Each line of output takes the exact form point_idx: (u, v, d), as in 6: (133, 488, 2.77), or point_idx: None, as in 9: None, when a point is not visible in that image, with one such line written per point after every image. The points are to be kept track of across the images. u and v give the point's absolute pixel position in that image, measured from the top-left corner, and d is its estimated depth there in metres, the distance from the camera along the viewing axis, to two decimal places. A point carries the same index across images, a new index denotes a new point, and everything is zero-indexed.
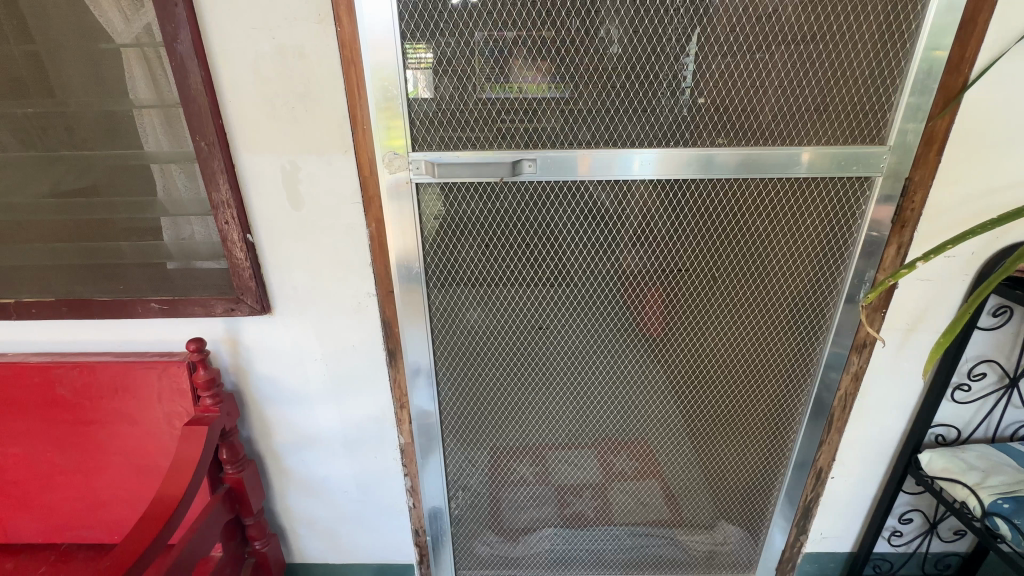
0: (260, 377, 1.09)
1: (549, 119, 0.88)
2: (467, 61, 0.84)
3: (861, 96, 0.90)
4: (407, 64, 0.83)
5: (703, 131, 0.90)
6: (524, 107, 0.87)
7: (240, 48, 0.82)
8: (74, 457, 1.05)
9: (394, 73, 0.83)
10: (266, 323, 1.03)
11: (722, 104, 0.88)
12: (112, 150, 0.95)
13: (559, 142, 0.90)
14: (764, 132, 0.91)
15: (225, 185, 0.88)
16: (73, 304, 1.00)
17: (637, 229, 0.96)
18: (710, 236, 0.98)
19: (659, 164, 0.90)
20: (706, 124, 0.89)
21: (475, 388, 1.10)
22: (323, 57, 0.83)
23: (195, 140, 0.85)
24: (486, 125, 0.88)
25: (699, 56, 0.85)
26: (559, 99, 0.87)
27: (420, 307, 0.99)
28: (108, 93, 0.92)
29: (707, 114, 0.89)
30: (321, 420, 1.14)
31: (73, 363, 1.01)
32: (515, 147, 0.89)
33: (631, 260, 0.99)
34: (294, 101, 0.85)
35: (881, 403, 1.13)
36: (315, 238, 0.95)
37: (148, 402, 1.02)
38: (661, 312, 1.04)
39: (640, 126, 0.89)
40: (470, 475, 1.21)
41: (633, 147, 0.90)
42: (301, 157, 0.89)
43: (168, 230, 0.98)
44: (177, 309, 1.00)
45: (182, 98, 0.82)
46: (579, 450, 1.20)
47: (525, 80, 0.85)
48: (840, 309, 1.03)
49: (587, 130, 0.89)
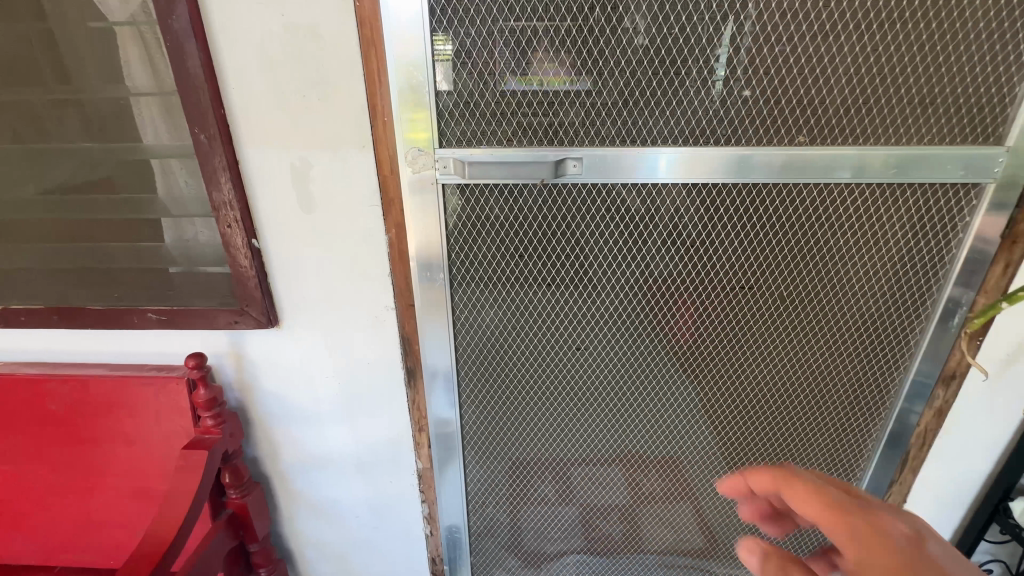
0: (267, 395, 0.99)
1: (601, 112, 0.75)
2: (487, 52, 0.72)
3: (976, 86, 0.75)
4: (434, 54, 0.71)
5: (776, 128, 0.77)
6: (565, 101, 0.75)
7: (245, 26, 0.70)
8: (67, 478, 0.96)
9: (421, 64, 0.71)
10: (274, 338, 0.93)
11: (799, 99, 0.75)
12: (107, 142, 0.86)
13: (607, 139, 0.77)
14: (847, 130, 0.77)
15: (228, 184, 0.78)
16: (65, 313, 0.90)
17: (690, 239, 0.83)
18: (774, 248, 0.84)
19: (722, 164, 0.77)
20: (777, 122, 0.76)
21: (499, 410, 1.00)
22: (339, 37, 0.71)
23: (193, 132, 0.74)
24: (528, 118, 0.76)
25: (768, 43, 0.72)
26: (596, 93, 0.74)
27: (442, 307, 0.87)
28: (103, 79, 0.82)
29: (753, 109, 0.75)
30: (333, 442, 1.04)
31: (65, 377, 0.91)
32: (556, 143, 0.77)
33: (679, 275, 0.86)
34: (305, 88, 0.73)
35: (966, 441, 0.99)
36: (329, 244, 0.84)
37: (147, 420, 0.93)
38: (715, 323, 0.90)
39: (707, 120, 0.76)
40: (491, 493, 1.10)
41: (693, 146, 0.77)
42: (313, 152, 0.78)
43: (170, 231, 0.89)
44: (176, 321, 0.89)
45: (178, 85, 0.71)
46: (612, 473, 1.07)
47: (543, 74, 0.73)
48: (930, 331, 0.89)
49: (638, 127, 0.76)
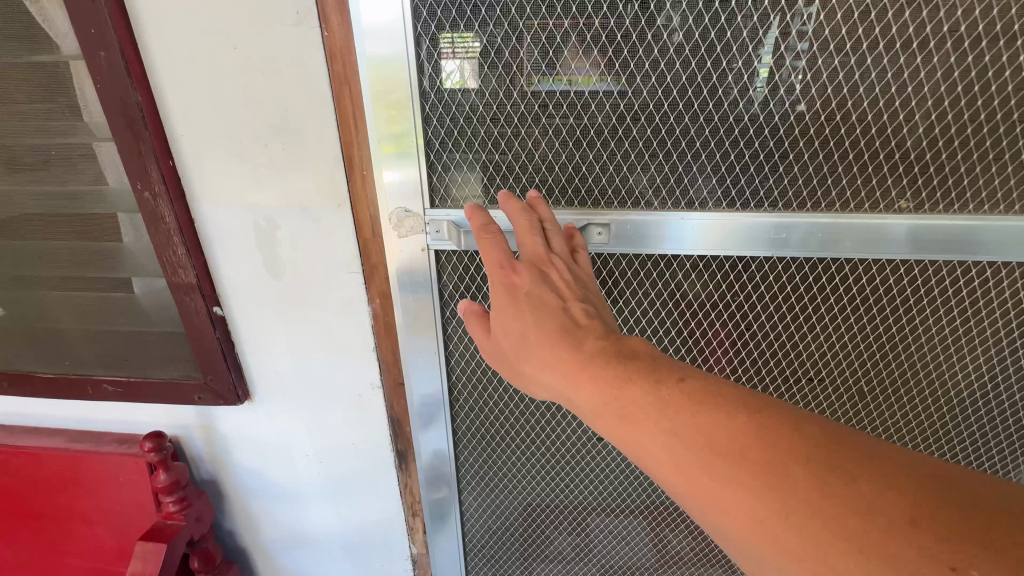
0: (242, 470, 0.87)
1: (638, 161, 0.58)
2: (512, 50, 0.54)
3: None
4: (445, 43, 0.55)
5: (872, 187, 0.56)
6: (606, 132, 0.57)
7: (190, 62, 0.57)
8: (23, 554, 0.86)
9: (405, 103, 0.56)
10: (245, 412, 0.81)
11: (917, 150, 0.54)
12: (51, 191, 0.74)
13: (643, 198, 0.60)
14: (990, 182, 0.55)
15: (181, 248, 0.65)
16: (17, 380, 0.80)
17: (752, 327, 0.65)
18: (866, 344, 0.64)
19: (795, 234, 0.59)
20: (880, 178, 0.56)
21: (502, 457, 0.81)
22: (304, 74, 0.56)
23: (136, 189, 0.62)
24: (542, 171, 0.60)
25: (887, 73, 0.51)
26: (631, 125, 0.56)
27: (429, 325, 0.68)
28: (42, 119, 0.70)
29: (843, 160, 0.55)
30: (316, 520, 0.92)
31: (16, 449, 0.81)
32: (579, 204, 0.61)
33: (738, 347, 0.66)
34: (265, 135, 0.60)
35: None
36: (302, 313, 0.71)
37: (105, 498, 0.82)
38: (792, 370, 0.67)
39: (776, 175, 0.57)
40: (491, 548, 0.91)
41: (759, 210, 0.59)
42: (279, 210, 0.64)
43: (140, 284, 0.75)
44: (136, 393, 0.79)
45: (115, 135, 0.59)
46: (638, 537, 0.88)
47: (573, 71, 0.54)
48: None
49: (679, 175, 0.58)
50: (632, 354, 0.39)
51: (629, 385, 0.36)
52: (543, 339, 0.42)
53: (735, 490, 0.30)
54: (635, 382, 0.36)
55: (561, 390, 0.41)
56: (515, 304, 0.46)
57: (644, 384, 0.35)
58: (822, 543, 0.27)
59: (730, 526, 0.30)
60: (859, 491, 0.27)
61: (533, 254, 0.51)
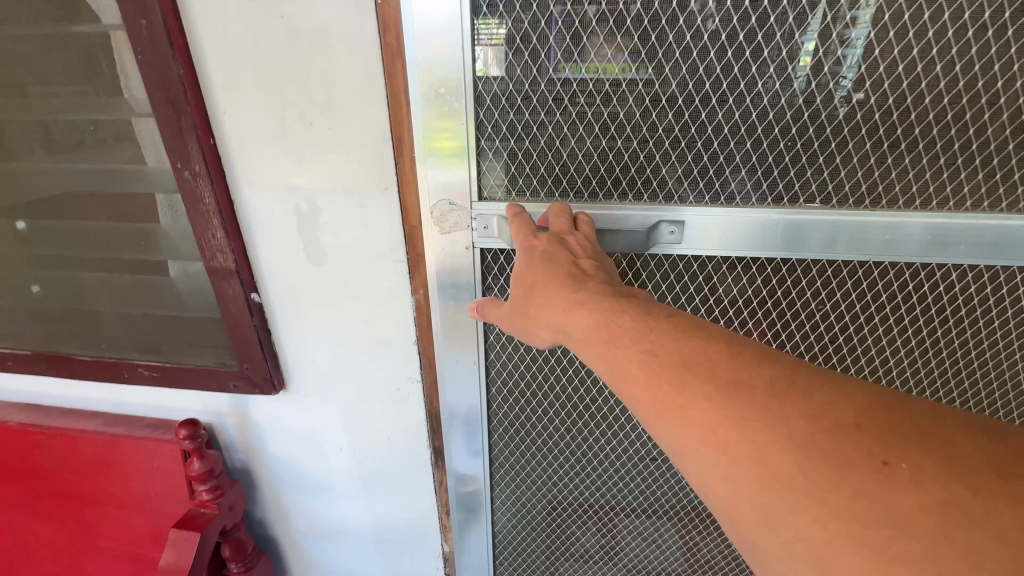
0: (274, 460, 0.85)
1: (711, 154, 0.53)
2: (547, 33, 0.50)
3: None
4: (474, 33, 0.51)
5: (935, 182, 0.51)
6: (666, 121, 0.52)
7: (236, 33, 0.53)
8: (58, 534, 0.86)
9: (457, 84, 0.52)
10: (280, 401, 0.78)
11: (997, 141, 0.49)
12: (89, 170, 0.71)
13: (717, 196, 0.54)
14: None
15: (221, 231, 0.62)
16: (53, 361, 0.79)
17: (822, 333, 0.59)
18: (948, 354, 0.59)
19: (883, 236, 0.53)
20: (970, 175, 0.50)
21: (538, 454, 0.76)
22: (355, 47, 0.52)
23: (176, 168, 0.59)
24: (599, 164, 0.55)
25: (998, 55, 0.45)
26: (691, 107, 0.51)
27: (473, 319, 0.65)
28: (83, 94, 0.67)
29: (944, 154, 0.50)
30: (347, 514, 0.90)
31: (53, 430, 0.80)
32: (648, 197, 0.55)
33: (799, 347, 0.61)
34: (310, 111, 0.56)
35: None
36: (342, 303, 0.67)
37: (139, 483, 0.82)
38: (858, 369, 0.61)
39: (870, 168, 0.51)
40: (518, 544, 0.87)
41: (847, 209, 0.53)
42: (324, 194, 0.60)
43: (175, 268, 0.73)
44: (170, 378, 0.76)
45: (155, 109, 0.56)
46: (671, 540, 0.83)
47: (602, 60, 0.50)
48: None
49: (717, 164, 0.53)
50: (627, 295, 0.42)
51: (619, 319, 0.39)
52: (540, 283, 0.46)
53: (693, 397, 0.33)
54: (626, 315, 0.39)
55: (563, 331, 0.43)
56: (529, 263, 0.48)
57: (634, 314, 0.39)
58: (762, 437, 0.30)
59: (677, 421, 0.33)
60: (790, 395, 0.31)
61: (555, 229, 0.51)
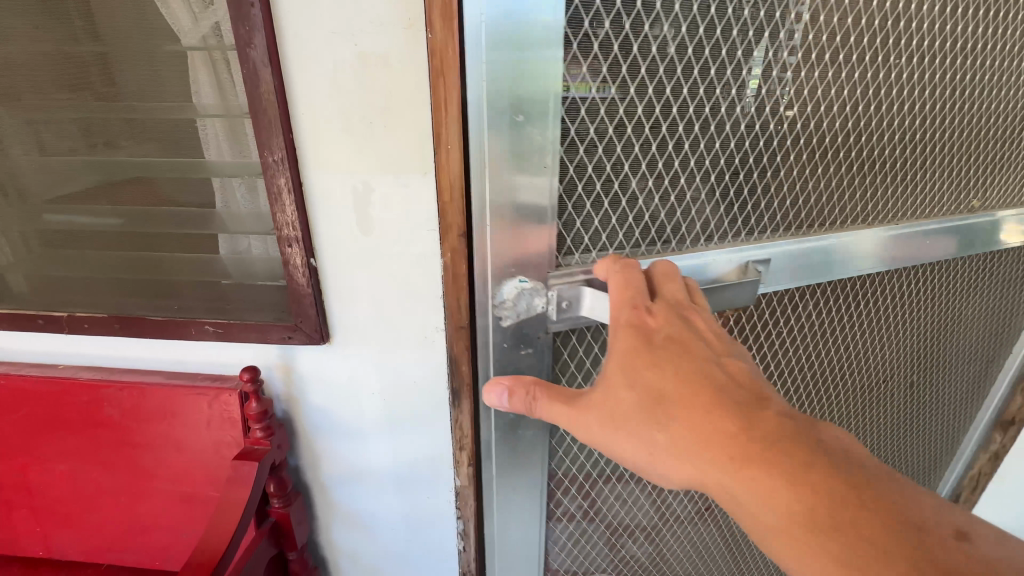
0: (313, 407, 1.01)
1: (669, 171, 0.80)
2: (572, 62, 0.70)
3: (936, 175, 1.01)
4: (565, 81, 0.71)
5: (795, 183, 0.88)
6: (664, 156, 0.79)
7: (318, 55, 0.72)
8: (118, 479, 0.99)
9: (551, 116, 0.71)
10: (324, 352, 0.95)
11: (816, 152, 0.87)
12: (173, 160, 0.87)
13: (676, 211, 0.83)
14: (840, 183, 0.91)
15: (291, 205, 0.79)
16: (126, 321, 0.92)
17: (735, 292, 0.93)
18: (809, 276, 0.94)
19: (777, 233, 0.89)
20: (807, 175, 0.88)
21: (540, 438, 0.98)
22: (409, 66, 0.72)
23: (262, 155, 0.76)
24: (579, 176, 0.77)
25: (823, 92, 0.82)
26: (687, 154, 0.80)
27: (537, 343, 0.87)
28: (174, 99, 0.84)
29: (793, 166, 0.86)
30: (373, 455, 1.06)
31: (123, 383, 0.94)
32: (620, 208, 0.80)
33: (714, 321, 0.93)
34: (371, 114, 0.75)
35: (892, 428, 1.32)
36: (383, 265, 0.85)
37: (196, 427, 0.95)
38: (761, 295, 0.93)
39: (762, 175, 0.85)
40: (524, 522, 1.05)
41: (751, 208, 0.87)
42: (375, 177, 0.79)
43: (224, 245, 0.93)
44: (231, 334, 0.91)
45: (251, 109, 0.73)
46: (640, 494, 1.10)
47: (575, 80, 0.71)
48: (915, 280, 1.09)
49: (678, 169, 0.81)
50: (755, 394, 0.58)
51: (740, 419, 0.55)
52: (670, 395, 0.60)
53: (775, 486, 0.49)
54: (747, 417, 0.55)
55: (680, 410, 0.58)
56: (655, 351, 0.64)
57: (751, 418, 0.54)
58: (825, 523, 0.46)
59: (766, 498, 0.49)
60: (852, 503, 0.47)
61: (675, 298, 0.70)
